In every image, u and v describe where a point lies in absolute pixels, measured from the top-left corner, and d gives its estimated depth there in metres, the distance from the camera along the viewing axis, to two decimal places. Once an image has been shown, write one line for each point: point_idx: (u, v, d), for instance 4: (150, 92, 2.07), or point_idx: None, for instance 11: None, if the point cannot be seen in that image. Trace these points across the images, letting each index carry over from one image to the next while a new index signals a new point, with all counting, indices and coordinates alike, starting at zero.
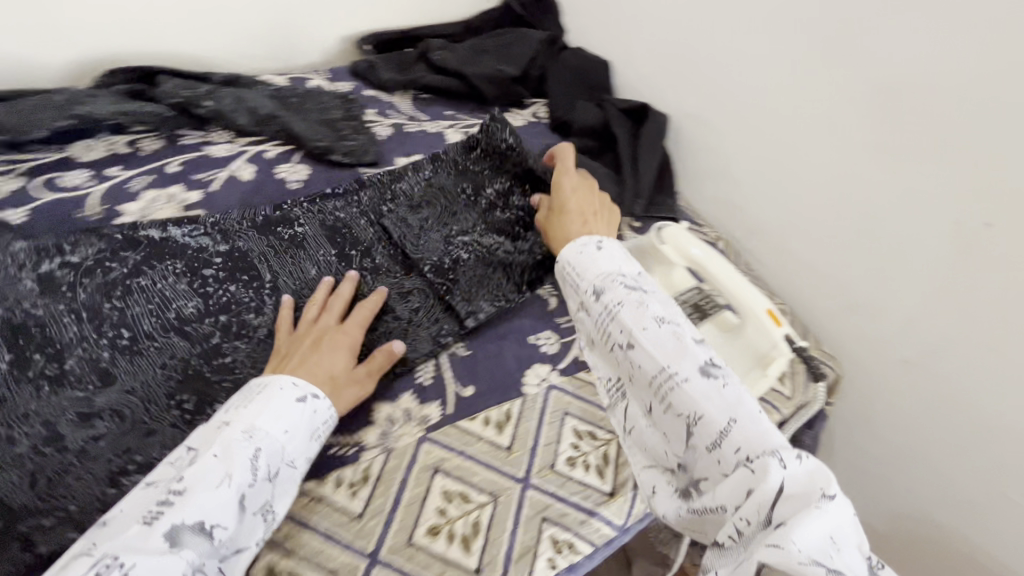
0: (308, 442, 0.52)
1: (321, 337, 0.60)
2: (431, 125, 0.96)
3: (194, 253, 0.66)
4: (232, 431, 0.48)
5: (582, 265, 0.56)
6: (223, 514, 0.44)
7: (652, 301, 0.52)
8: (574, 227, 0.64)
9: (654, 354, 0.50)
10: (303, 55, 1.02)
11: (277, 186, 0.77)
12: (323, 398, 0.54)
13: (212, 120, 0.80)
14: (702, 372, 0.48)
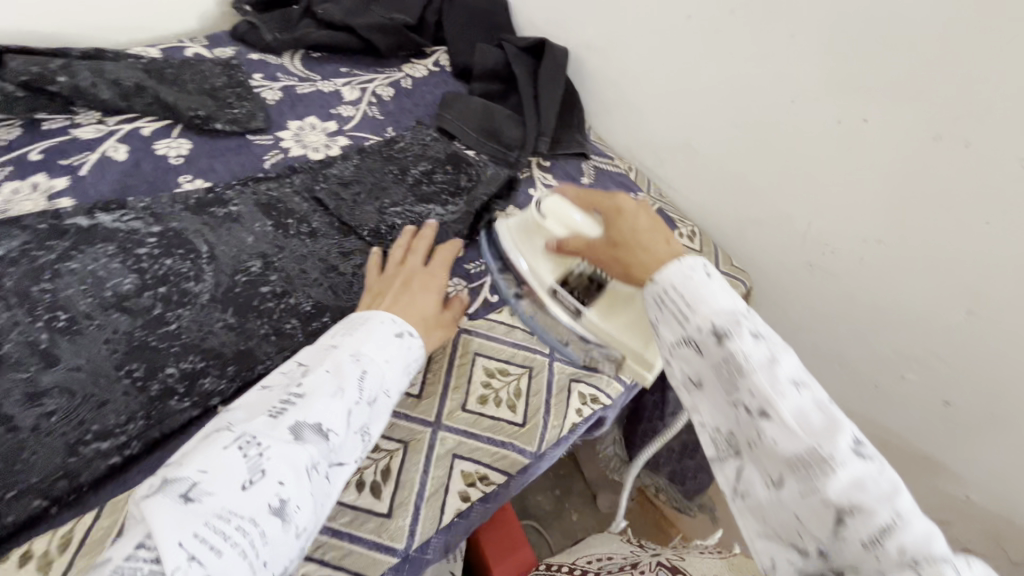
0: (400, 376, 0.50)
1: (411, 278, 0.60)
2: (326, 87, 0.92)
3: (126, 235, 0.63)
4: (342, 353, 0.47)
5: (692, 296, 0.41)
6: (337, 419, 0.42)
7: (782, 352, 0.39)
8: (654, 247, 0.46)
9: (796, 432, 0.36)
10: (179, 25, 0.96)
11: (156, 164, 0.73)
12: (416, 337, 0.53)
13: (73, 99, 0.74)
14: (854, 452, 0.35)
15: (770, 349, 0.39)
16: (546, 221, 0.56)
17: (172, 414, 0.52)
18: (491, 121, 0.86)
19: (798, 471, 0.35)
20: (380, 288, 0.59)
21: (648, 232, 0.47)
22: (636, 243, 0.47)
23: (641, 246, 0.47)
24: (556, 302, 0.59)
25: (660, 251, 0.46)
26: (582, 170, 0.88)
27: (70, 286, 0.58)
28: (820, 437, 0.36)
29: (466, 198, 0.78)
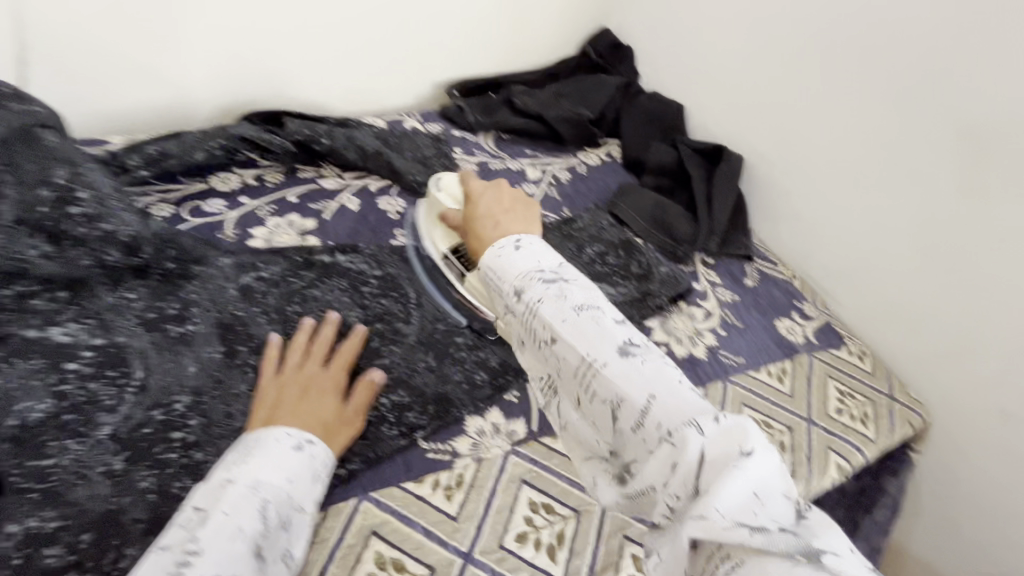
0: (311, 486, 0.49)
1: (308, 382, 0.57)
2: (513, 163, 1.03)
3: (356, 274, 0.74)
4: (237, 488, 0.44)
5: (499, 269, 0.51)
6: (241, 567, 0.40)
7: (604, 319, 0.46)
8: (487, 228, 0.57)
9: (620, 387, 0.43)
10: (396, 100, 1.12)
11: (379, 217, 0.86)
12: (319, 444, 0.51)
13: (326, 157, 0.89)
14: (705, 421, 0.40)
15: (595, 322, 0.45)
16: (439, 195, 0.70)
17: (385, 440, 0.58)
18: (663, 215, 0.92)
19: (630, 422, 0.43)
20: (266, 392, 0.56)
21: (489, 228, 0.57)
22: (495, 217, 0.58)
23: (491, 224, 0.58)
24: (448, 267, 0.70)
25: (506, 228, 0.57)
26: (746, 272, 0.90)
27: (314, 312, 0.69)
28: (663, 414, 0.41)
29: (637, 283, 0.82)
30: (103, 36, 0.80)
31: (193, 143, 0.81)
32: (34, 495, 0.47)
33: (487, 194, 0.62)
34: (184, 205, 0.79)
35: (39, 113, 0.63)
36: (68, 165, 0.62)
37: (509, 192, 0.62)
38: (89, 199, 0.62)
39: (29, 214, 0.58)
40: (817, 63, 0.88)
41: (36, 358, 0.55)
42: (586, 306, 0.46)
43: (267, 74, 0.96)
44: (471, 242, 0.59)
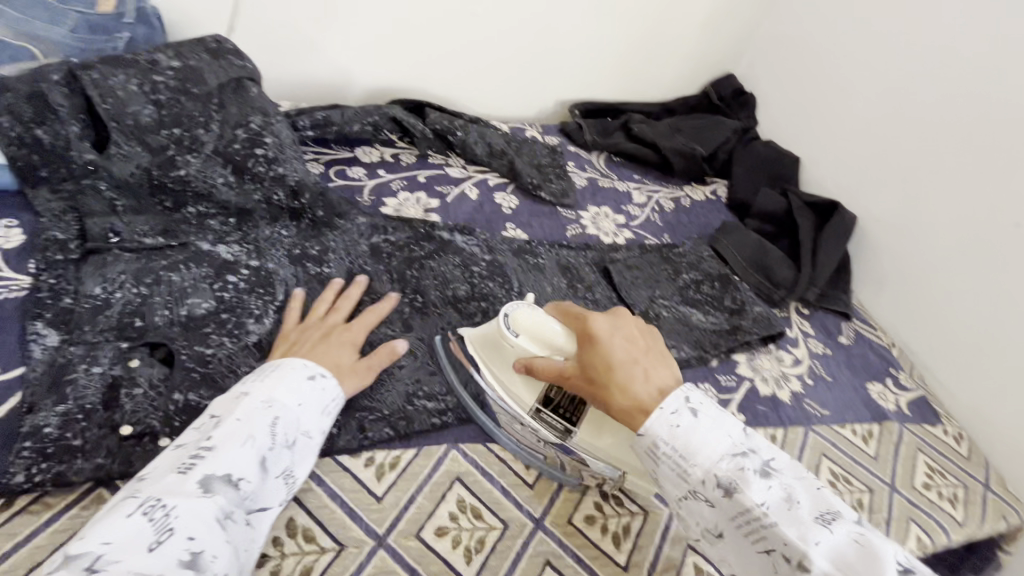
0: (320, 417, 0.52)
1: (328, 331, 0.61)
2: (621, 184, 1.07)
3: (468, 255, 0.81)
4: (253, 400, 0.48)
5: (688, 446, 0.48)
6: (247, 470, 0.43)
7: (779, 468, 0.49)
8: (633, 378, 0.54)
9: (832, 571, 0.43)
10: (521, 111, 1.20)
11: (493, 209, 0.92)
12: (331, 379, 0.54)
13: (456, 148, 0.98)
14: (821, 523, 0.45)
15: (784, 487, 0.47)
16: (520, 340, 0.61)
17: (477, 404, 0.62)
18: (765, 257, 0.93)
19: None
20: (303, 338, 0.60)
21: (635, 376, 0.53)
22: (639, 363, 0.55)
23: (641, 372, 0.54)
24: (541, 423, 0.61)
25: (659, 377, 0.54)
26: (842, 329, 0.89)
27: (429, 280, 0.75)
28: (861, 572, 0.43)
29: (727, 317, 0.84)
30: (298, 16, 0.95)
31: (353, 116, 0.92)
32: (195, 376, 0.56)
33: (599, 316, 0.59)
34: (332, 166, 0.90)
35: (247, 67, 0.75)
36: (260, 116, 0.74)
37: (637, 326, 0.59)
38: (271, 146, 0.73)
39: (226, 150, 0.71)
40: (956, 138, 0.86)
41: (208, 265, 0.67)
42: (739, 450, 0.49)
43: (417, 70, 1.08)
44: (616, 395, 0.53)
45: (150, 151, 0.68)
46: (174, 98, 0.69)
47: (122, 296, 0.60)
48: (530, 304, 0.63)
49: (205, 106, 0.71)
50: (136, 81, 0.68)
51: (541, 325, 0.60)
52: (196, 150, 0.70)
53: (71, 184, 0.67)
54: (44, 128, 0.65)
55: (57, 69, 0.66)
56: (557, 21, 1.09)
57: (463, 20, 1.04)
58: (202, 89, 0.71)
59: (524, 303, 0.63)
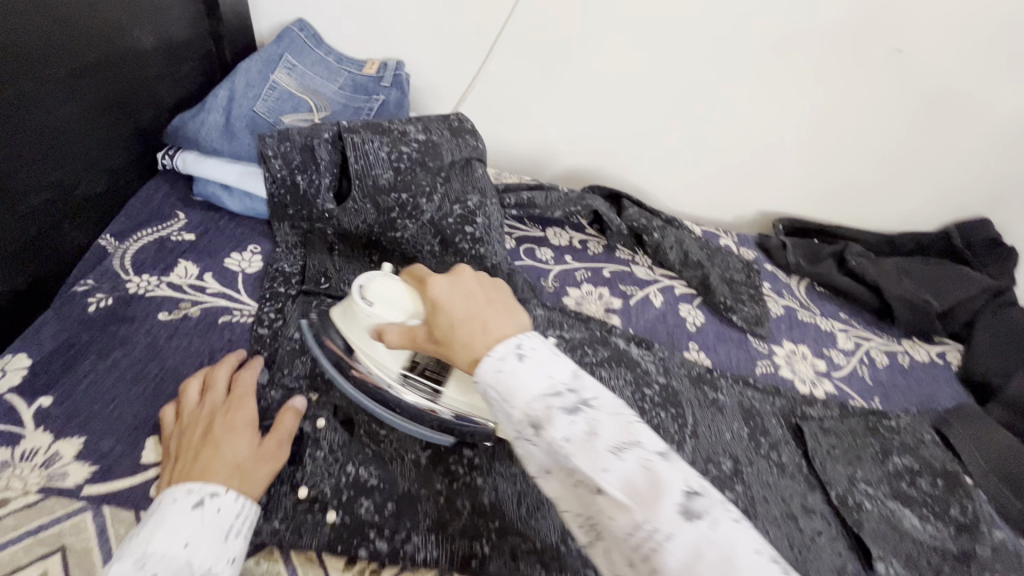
0: (222, 546, 0.44)
1: (213, 419, 0.51)
2: (823, 322, 0.93)
3: (642, 371, 0.74)
4: (120, 564, 0.40)
5: (505, 389, 0.42)
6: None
7: (602, 419, 0.41)
8: (472, 334, 0.46)
9: (626, 502, 0.37)
10: (714, 215, 1.14)
11: (677, 321, 0.85)
12: (227, 493, 0.46)
13: (647, 249, 0.93)
14: (679, 512, 0.37)
15: (591, 422, 0.40)
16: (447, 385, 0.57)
17: None
18: (1018, 467, 0.72)
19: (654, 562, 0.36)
20: (178, 421, 0.52)
21: (474, 332, 0.46)
22: (479, 313, 0.47)
23: (477, 324, 0.47)
24: (410, 390, 0.57)
25: (498, 328, 0.46)
26: None
27: None
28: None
29: (954, 534, 0.65)
30: (524, 98, 1.02)
31: (555, 200, 0.91)
32: (369, 452, 0.56)
33: (443, 278, 0.52)
34: (523, 244, 0.90)
35: (479, 148, 0.78)
36: (478, 195, 0.76)
37: (485, 284, 0.52)
38: (480, 225, 0.75)
39: (439, 222, 0.74)
40: None
41: None
42: (631, 442, 0.40)
43: (619, 159, 1.07)
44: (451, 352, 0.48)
45: (377, 210, 0.73)
46: (411, 168, 0.73)
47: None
48: (387, 273, 0.59)
49: (434, 178, 0.74)
50: (386, 149, 0.73)
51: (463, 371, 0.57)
52: (415, 216, 0.73)
53: (307, 225, 0.74)
54: (303, 175, 0.72)
55: (329, 128, 0.73)
56: (783, 135, 1.00)
57: (682, 119, 1.00)
58: (437, 163, 0.75)
59: (382, 275, 0.58)
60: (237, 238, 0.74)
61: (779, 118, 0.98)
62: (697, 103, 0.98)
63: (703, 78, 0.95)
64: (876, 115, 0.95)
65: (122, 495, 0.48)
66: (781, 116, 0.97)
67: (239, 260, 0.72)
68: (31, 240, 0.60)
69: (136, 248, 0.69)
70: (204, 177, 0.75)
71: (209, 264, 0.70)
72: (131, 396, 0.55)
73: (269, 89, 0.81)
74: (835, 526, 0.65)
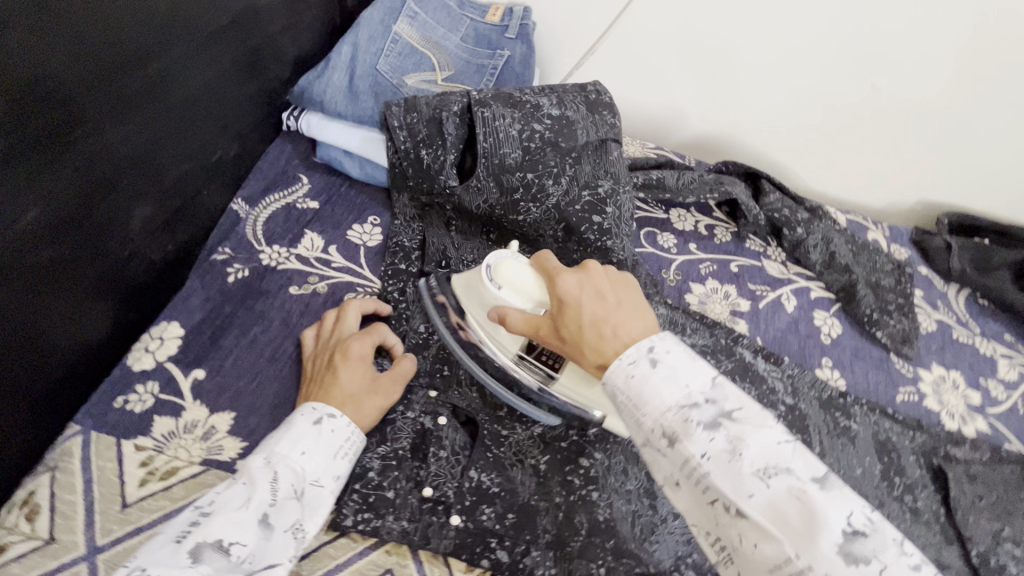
0: (330, 462, 0.49)
1: (333, 351, 0.56)
2: (984, 346, 0.82)
3: (767, 390, 0.68)
4: (253, 460, 0.46)
5: (637, 396, 0.39)
6: (246, 534, 0.41)
7: (761, 443, 0.36)
8: (605, 342, 0.44)
9: (767, 527, 0.34)
10: (865, 200, 0.98)
11: (810, 331, 0.77)
12: (342, 416, 0.52)
13: (784, 243, 0.83)
14: (836, 547, 0.33)
15: (732, 439, 0.37)
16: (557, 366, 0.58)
17: None
18: None
19: None
20: (313, 347, 0.59)
21: (600, 336, 0.44)
22: (609, 318, 0.45)
23: (605, 330, 0.44)
24: (524, 372, 0.59)
25: (625, 332, 0.44)
26: None
27: None
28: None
29: None
30: (659, 53, 0.89)
31: (688, 183, 0.80)
32: (489, 455, 0.56)
33: (573, 274, 0.50)
34: (644, 226, 0.83)
35: (616, 126, 0.69)
36: (610, 181, 0.69)
37: (612, 281, 0.49)
38: (608, 216, 0.68)
39: (565, 208, 0.68)
40: None
41: None
42: (776, 466, 0.35)
43: (761, 130, 0.94)
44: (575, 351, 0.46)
45: (501, 191, 0.68)
46: (541, 148, 0.67)
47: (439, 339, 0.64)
48: (515, 253, 0.59)
49: (564, 159, 0.67)
50: (517, 125, 0.66)
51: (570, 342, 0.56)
52: (539, 199, 0.68)
53: (427, 198, 0.71)
54: (428, 150, 0.68)
55: (457, 100, 0.67)
56: (982, 116, 0.82)
57: (854, 89, 0.84)
58: (569, 144, 0.67)
59: (515, 254, 0.58)
60: (358, 207, 0.74)
61: (987, 92, 0.80)
62: (881, 71, 0.81)
63: (896, 42, 0.78)
64: None
65: None
66: (986, 94, 0.80)
67: (360, 232, 0.71)
68: (176, 208, 0.61)
69: (265, 214, 0.70)
70: (327, 141, 0.73)
71: (332, 236, 0.70)
72: (270, 373, 0.58)
73: (391, 43, 0.75)
74: None
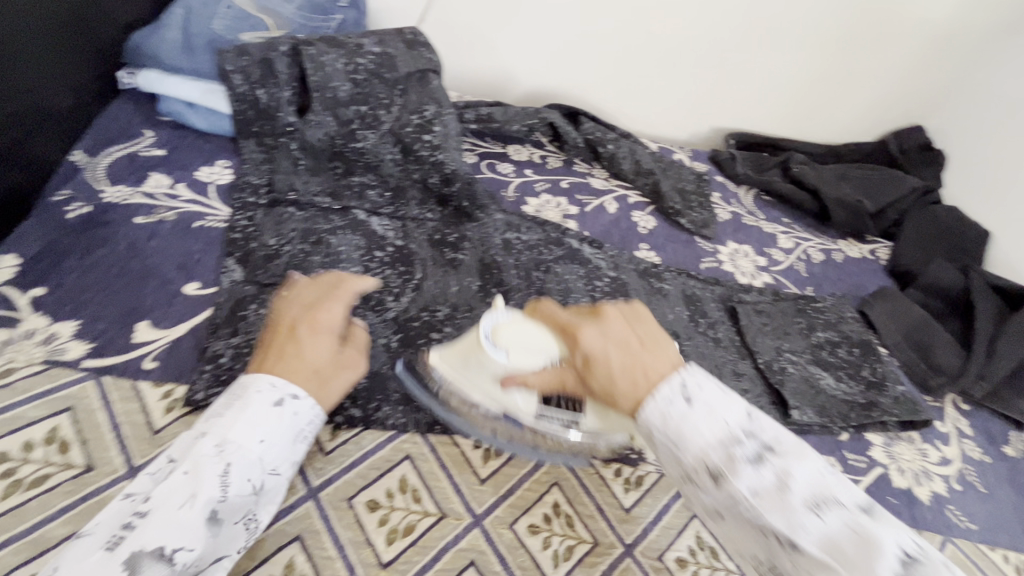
0: (289, 448, 0.47)
1: (292, 321, 0.51)
2: (767, 225, 1.00)
3: (593, 267, 0.81)
4: (205, 445, 0.43)
5: (676, 433, 0.44)
6: (192, 538, 0.40)
7: (702, 396, 0.45)
8: (626, 377, 0.47)
9: (830, 563, 0.38)
10: (672, 133, 1.18)
11: (629, 225, 0.92)
12: (305, 399, 0.48)
13: (603, 161, 0.99)
14: (807, 505, 0.40)
15: (779, 473, 0.41)
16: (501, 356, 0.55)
17: None
18: (926, 336, 0.83)
19: None
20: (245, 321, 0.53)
21: (637, 383, 0.46)
22: (641, 360, 0.47)
23: (638, 373, 0.47)
24: (545, 425, 0.56)
25: (656, 375, 0.47)
26: (1008, 437, 0.76)
27: (553, 284, 0.77)
28: (858, 566, 0.37)
29: (863, 389, 0.76)
30: (479, 15, 1.03)
31: (513, 115, 0.96)
32: None
33: (591, 322, 0.51)
34: (484, 159, 0.95)
35: (433, 60, 0.82)
36: (435, 106, 0.80)
37: (638, 330, 0.50)
38: (437, 134, 0.80)
39: (399, 131, 0.78)
40: None
41: (360, 235, 0.74)
42: (733, 435, 0.43)
43: (576, 79, 1.10)
44: (604, 395, 0.49)
45: (338, 122, 0.77)
46: (368, 79, 0.77)
47: (288, 250, 0.69)
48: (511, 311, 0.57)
49: (391, 90, 0.78)
50: (343, 60, 0.76)
51: (527, 332, 0.55)
52: (375, 126, 0.78)
53: (271, 139, 0.77)
54: (265, 90, 0.75)
55: (285, 42, 0.75)
56: (737, 48, 1.04)
57: (636, 35, 1.03)
58: (393, 75, 0.78)
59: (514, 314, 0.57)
60: (207, 155, 0.78)
61: (731, 26, 1.01)
62: (651, 16, 1.00)
63: None
64: (815, 24, 1.00)
65: (119, 367, 0.55)
66: (733, 30, 1.01)
67: (210, 172, 0.76)
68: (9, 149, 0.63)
69: (107, 162, 0.73)
70: (168, 94, 0.79)
71: (180, 177, 0.74)
72: (117, 287, 0.61)
73: (226, 8, 0.81)
74: (759, 385, 0.74)
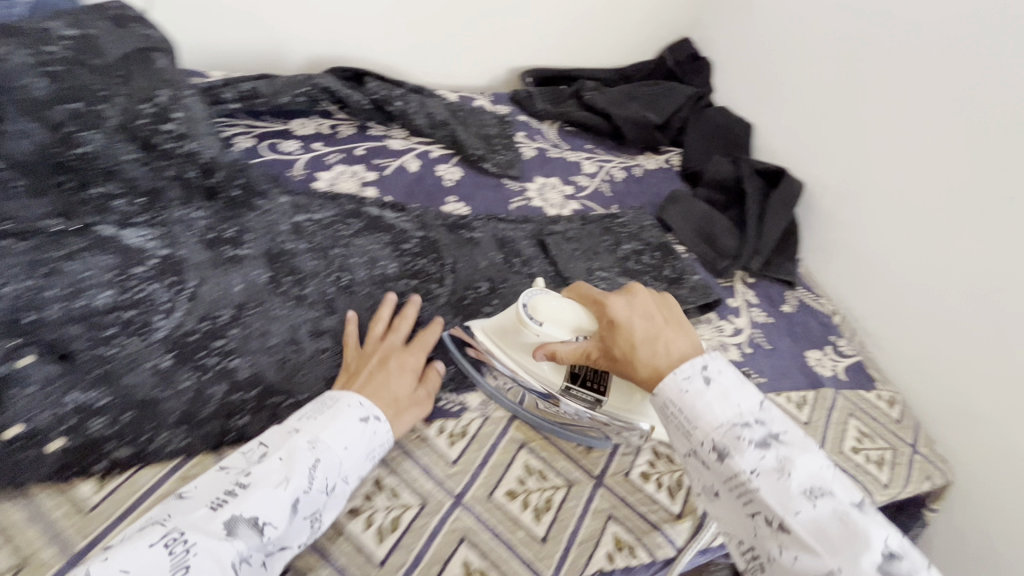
0: (362, 462, 0.52)
1: (386, 356, 0.61)
2: (571, 154, 1.04)
3: (398, 232, 0.78)
4: (300, 439, 0.50)
5: (693, 410, 0.47)
6: (281, 513, 0.45)
7: (794, 455, 0.44)
8: (656, 354, 0.52)
9: (809, 539, 0.41)
10: (470, 79, 1.17)
11: (433, 181, 0.90)
12: (384, 421, 0.55)
13: (397, 119, 0.94)
14: (804, 493, 0.42)
15: (782, 458, 0.44)
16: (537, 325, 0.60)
17: None
18: (713, 228, 0.92)
19: None
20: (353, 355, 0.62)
21: (658, 355, 0.51)
22: (662, 335, 0.53)
23: (659, 345, 0.52)
24: (573, 400, 0.61)
25: (678, 348, 0.52)
26: (785, 296, 0.89)
27: (356, 257, 0.74)
28: (840, 550, 0.40)
29: (667, 287, 0.83)
30: None
31: (283, 86, 0.87)
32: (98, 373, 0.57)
33: (621, 297, 0.56)
34: (264, 140, 0.86)
35: (152, 36, 0.70)
36: (169, 89, 0.70)
37: (662, 310, 0.56)
38: (179, 121, 0.70)
39: (132, 126, 0.66)
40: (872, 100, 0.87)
41: (112, 254, 0.64)
42: (745, 419, 0.46)
43: (354, 37, 1.03)
44: (622, 366, 0.54)
45: None
46: (70, 69, 0.63)
47: (12, 291, 0.57)
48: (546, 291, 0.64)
49: (107, 80, 0.65)
50: (25, 51, 0.61)
51: (561, 308, 0.60)
52: (98, 125, 0.64)
53: None
54: None
55: None
56: None
57: None
58: (102, 61, 0.65)
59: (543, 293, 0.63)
60: None
61: None
62: None
63: None
64: None
65: None
66: None
67: None
68: None
69: None
70: None
71: None
72: None
73: None
74: None
